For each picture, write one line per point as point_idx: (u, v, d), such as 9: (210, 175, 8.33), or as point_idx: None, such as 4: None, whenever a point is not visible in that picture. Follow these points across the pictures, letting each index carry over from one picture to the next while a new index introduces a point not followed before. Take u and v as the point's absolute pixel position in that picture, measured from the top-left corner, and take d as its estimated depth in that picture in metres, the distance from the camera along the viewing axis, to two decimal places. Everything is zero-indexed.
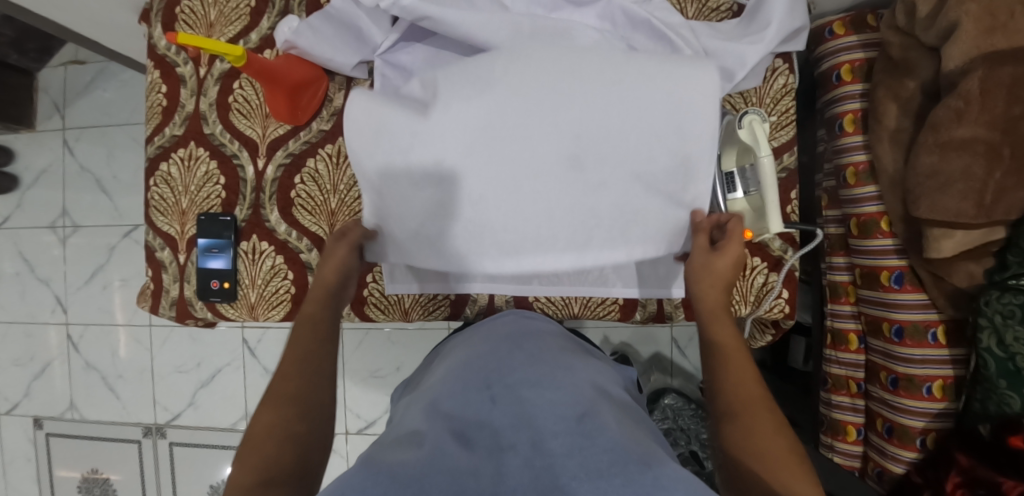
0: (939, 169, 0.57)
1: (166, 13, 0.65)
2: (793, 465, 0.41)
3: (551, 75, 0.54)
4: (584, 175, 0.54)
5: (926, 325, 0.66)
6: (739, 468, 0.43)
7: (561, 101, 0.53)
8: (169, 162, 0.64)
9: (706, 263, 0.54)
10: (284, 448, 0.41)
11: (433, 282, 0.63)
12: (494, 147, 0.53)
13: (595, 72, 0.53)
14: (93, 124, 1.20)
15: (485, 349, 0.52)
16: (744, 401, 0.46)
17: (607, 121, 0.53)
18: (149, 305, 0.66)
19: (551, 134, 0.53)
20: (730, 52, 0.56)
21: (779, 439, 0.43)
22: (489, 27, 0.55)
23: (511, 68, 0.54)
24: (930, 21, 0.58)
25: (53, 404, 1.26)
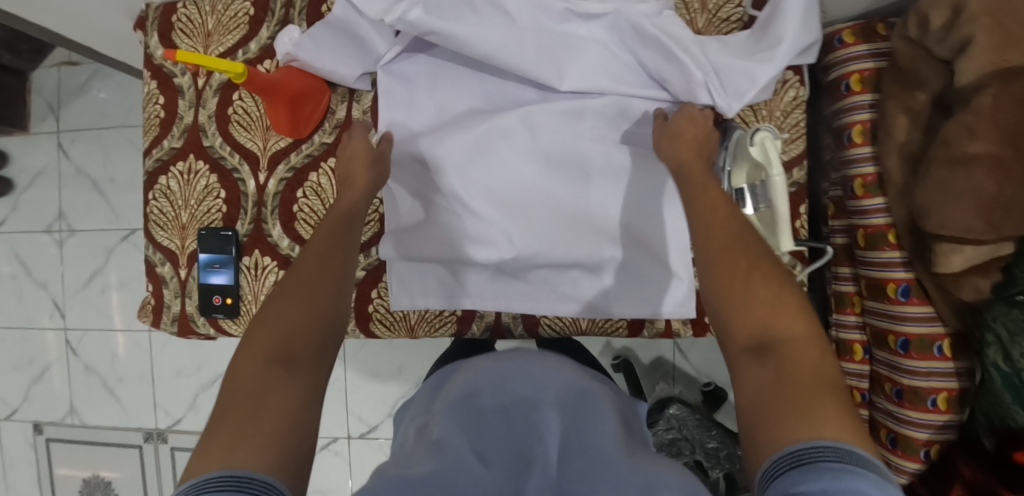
0: (949, 182, 0.56)
1: (162, 22, 0.64)
2: (776, 298, 0.39)
3: (551, 120, 0.58)
4: (588, 204, 0.58)
5: (932, 338, 0.66)
6: (723, 311, 0.41)
7: (557, 141, 0.58)
8: (168, 176, 0.63)
9: (671, 134, 0.54)
10: (310, 333, 0.41)
11: (442, 300, 0.60)
12: (506, 183, 0.57)
13: (591, 119, 0.59)
14: (89, 126, 1.18)
15: (493, 362, 0.54)
16: (724, 252, 0.43)
17: (603, 165, 0.58)
18: (150, 320, 0.66)
19: (554, 170, 0.58)
20: (740, 69, 0.55)
21: (762, 281, 0.40)
22: (495, 41, 0.54)
23: (517, 113, 0.58)
24: (943, 33, 0.57)
25: (53, 409, 1.25)
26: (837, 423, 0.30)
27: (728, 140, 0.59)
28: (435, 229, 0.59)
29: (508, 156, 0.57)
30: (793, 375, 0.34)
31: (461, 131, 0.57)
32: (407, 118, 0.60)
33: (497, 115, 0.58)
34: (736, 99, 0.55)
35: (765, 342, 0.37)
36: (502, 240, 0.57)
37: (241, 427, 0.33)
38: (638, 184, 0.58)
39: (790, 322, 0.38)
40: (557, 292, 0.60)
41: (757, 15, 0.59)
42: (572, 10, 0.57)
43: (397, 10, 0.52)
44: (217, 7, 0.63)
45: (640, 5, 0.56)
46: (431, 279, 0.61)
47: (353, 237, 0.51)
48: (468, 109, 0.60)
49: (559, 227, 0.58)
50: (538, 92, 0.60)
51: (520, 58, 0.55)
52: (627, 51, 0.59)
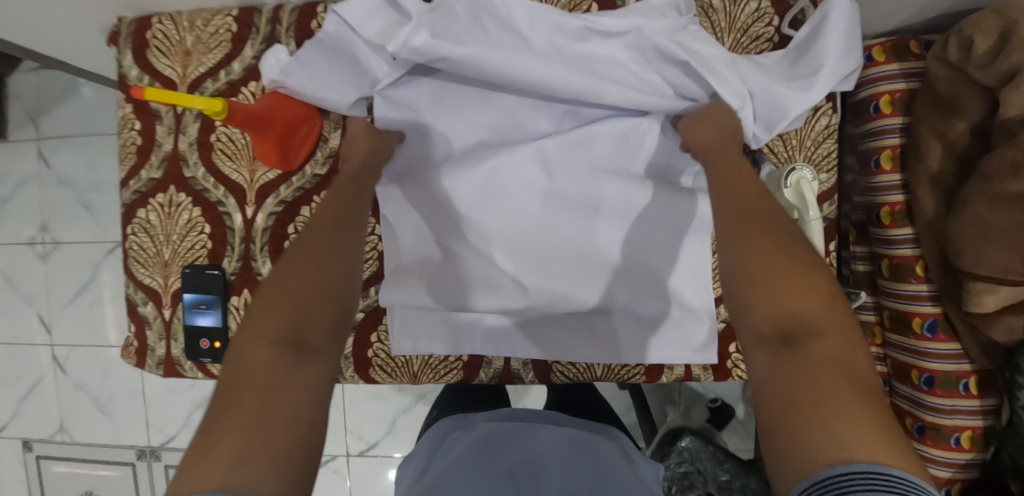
0: (987, 221, 0.53)
1: (136, 38, 0.58)
2: (805, 281, 0.34)
3: (562, 152, 0.54)
4: (598, 244, 0.54)
5: (958, 375, 0.64)
6: (742, 291, 0.36)
7: (568, 175, 0.54)
8: (147, 209, 0.58)
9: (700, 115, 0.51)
10: (319, 314, 0.37)
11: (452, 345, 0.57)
12: (518, 226, 0.54)
13: (606, 151, 0.55)
14: (70, 134, 1.11)
15: (502, 431, 0.57)
16: (748, 226, 0.38)
17: (619, 202, 0.54)
18: (134, 362, 0.61)
19: (568, 207, 0.54)
20: (776, 97, 0.51)
21: (789, 259, 0.36)
22: (510, 64, 0.49)
23: (526, 148, 0.54)
24: (989, 60, 0.53)
25: (41, 426, 1.20)
26: (870, 437, 0.27)
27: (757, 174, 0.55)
28: (445, 270, 0.55)
29: (519, 195, 0.54)
30: (821, 371, 0.30)
31: (477, 165, 0.53)
32: (413, 147, 0.56)
33: (516, 149, 0.53)
34: (765, 128, 0.53)
35: (787, 330, 0.33)
36: (509, 285, 0.54)
37: (250, 428, 0.30)
38: (658, 223, 0.55)
39: (820, 308, 0.33)
40: (570, 338, 0.57)
41: (790, 34, 0.54)
42: (591, 28, 0.52)
43: (401, 36, 0.47)
44: (196, 23, 0.57)
45: (663, 21, 0.51)
46: (437, 323, 0.57)
47: (361, 208, 0.47)
48: (476, 140, 0.56)
49: (570, 270, 0.54)
50: (551, 117, 0.56)
51: (540, 81, 0.50)
52: (652, 71, 0.54)
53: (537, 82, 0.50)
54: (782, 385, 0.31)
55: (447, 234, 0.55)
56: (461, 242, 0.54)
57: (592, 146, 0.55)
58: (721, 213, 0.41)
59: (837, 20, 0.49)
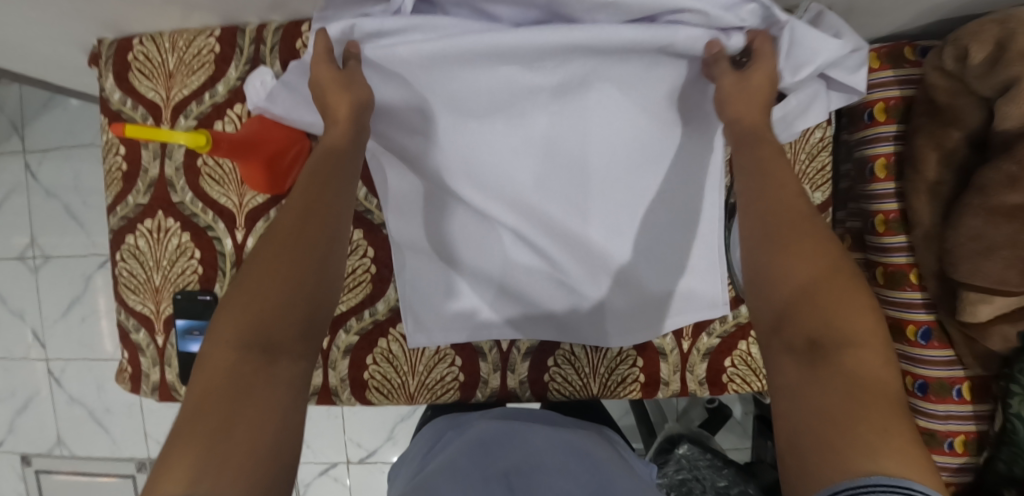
0: (984, 233, 0.53)
1: (117, 61, 0.57)
2: (844, 293, 0.33)
3: (578, 115, 0.49)
4: (603, 209, 0.52)
5: (951, 381, 0.64)
6: (772, 295, 0.35)
7: (584, 138, 0.50)
8: (136, 235, 0.57)
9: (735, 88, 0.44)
10: (292, 308, 0.34)
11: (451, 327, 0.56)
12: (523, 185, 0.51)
13: (620, 120, 0.49)
14: (57, 146, 1.09)
15: (498, 428, 0.52)
16: (792, 226, 0.36)
17: (622, 172, 0.51)
18: (128, 388, 0.61)
19: (551, 194, 0.51)
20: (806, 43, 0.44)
21: (833, 269, 0.34)
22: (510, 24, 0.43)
23: (498, 132, 0.50)
24: (986, 69, 0.52)
25: (39, 441, 1.20)
26: (912, 459, 0.25)
27: None
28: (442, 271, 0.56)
29: (533, 155, 0.50)
30: (863, 391, 0.29)
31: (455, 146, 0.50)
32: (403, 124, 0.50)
33: (496, 128, 0.50)
34: (792, 69, 0.46)
35: (821, 341, 0.31)
36: (515, 243, 0.53)
37: (213, 443, 0.28)
38: (666, 206, 0.52)
39: (857, 322, 0.32)
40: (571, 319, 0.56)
41: None
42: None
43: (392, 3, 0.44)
44: (178, 44, 0.56)
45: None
46: (437, 294, 0.56)
47: (339, 184, 0.41)
48: (451, 123, 0.50)
49: (572, 239, 0.52)
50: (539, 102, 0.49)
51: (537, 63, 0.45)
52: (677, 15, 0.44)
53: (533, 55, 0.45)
54: (819, 393, 0.29)
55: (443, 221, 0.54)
56: (456, 234, 0.54)
57: (587, 143, 0.50)
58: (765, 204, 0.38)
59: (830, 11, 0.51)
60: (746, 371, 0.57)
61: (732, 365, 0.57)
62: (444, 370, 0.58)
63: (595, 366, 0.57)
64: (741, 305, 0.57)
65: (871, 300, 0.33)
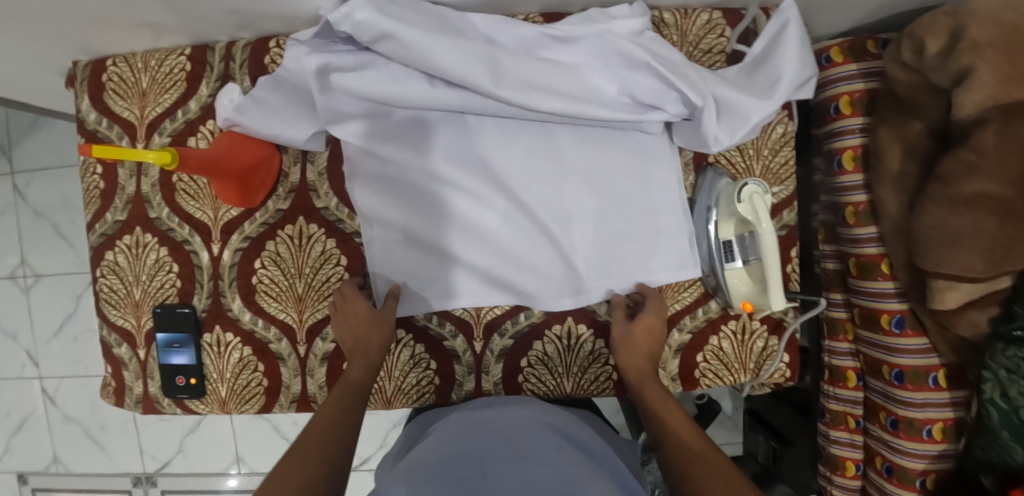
0: (949, 223, 0.53)
1: (92, 82, 0.58)
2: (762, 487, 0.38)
3: (553, 133, 0.56)
4: (569, 209, 0.56)
5: (927, 369, 0.65)
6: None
7: (559, 147, 0.56)
8: (115, 251, 0.59)
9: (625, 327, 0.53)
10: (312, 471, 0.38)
11: (420, 303, 0.56)
12: (513, 173, 0.56)
13: (575, 138, 0.56)
14: (42, 167, 1.11)
15: (478, 418, 0.52)
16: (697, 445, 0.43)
17: (586, 165, 0.56)
18: (112, 401, 0.62)
19: (528, 191, 0.56)
20: (737, 108, 0.50)
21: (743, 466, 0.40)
22: (461, 62, 0.48)
23: (467, 138, 0.56)
24: (941, 60, 0.53)
25: (36, 459, 1.21)
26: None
27: (711, 187, 0.55)
28: (428, 268, 0.57)
29: (528, 149, 0.56)
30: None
31: (426, 153, 0.56)
32: (382, 122, 0.55)
33: (485, 123, 0.56)
34: (728, 131, 0.52)
35: None
36: (497, 224, 0.57)
37: None
38: (637, 206, 0.56)
39: None
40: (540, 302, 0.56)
41: (743, 48, 0.55)
42: (547, 34, 0.52)
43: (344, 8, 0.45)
44: (150, 64, 0.57)
45: (624, 24, 0.51)
46: (416, 274, 0.57)
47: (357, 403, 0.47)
48: (448, 123, 0.56)
49: (543, 224, 0.56)
50: (494, 120, 0.56)
51: (491, 91, 0.49)
52: (612, 79, 0.52)
53: (486, 100, 0.52)
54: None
55: (425, 217, 0.56)
56: (436, 230, 0.56)
57: (545, 155, 0.56)
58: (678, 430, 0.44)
59: (794, 30, 0.49)
60: (718, 366, 0.57)
61: (704, 361, 0.57)
62: (420, 375, 0.58)
63: (568, 366, 0.57)
64: (711, 300, 0.57)
65: None
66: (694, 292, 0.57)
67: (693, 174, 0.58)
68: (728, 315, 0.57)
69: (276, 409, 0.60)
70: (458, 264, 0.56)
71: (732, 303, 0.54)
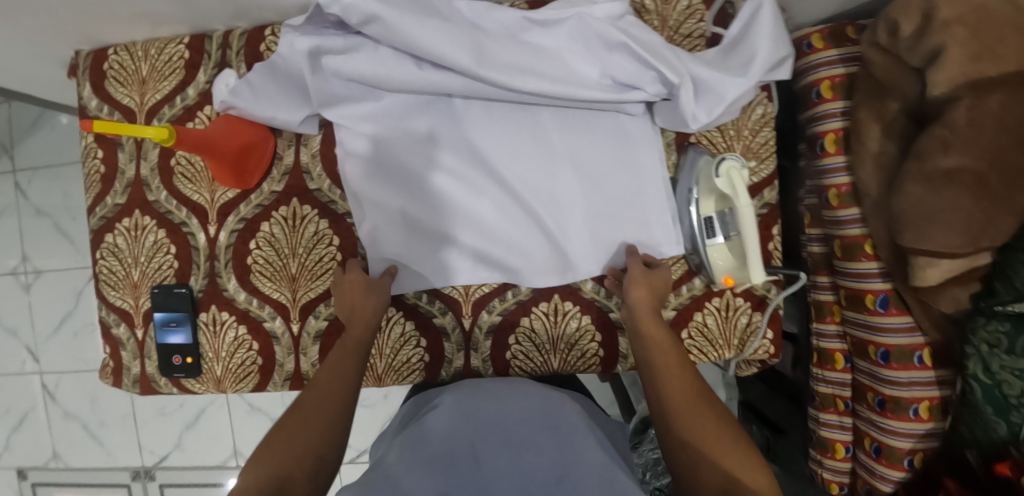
0: (927, 200, 0.54)
1: (94, 71, 0.60)
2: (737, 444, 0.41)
3: (540, 117, 0.58)
4: (557, 191, 0.58)
5: (912, 348, 0.65)
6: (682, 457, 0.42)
7: (547, 130, 0.58)
8: (115, 234, 0.60)
9: (645, 273, 0.54)
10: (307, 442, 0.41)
11: (411, 282, 0.58)
12: (502, 157, 0.58)
13: (560, 122, 0.58)
14: (44, 164, 1.13)
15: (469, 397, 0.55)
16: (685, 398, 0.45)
17: (572, 147, 0.58)
18: (110, 382, 0.63)
19: (518, 173, 0.58)
20: (713, 85, 0.53)
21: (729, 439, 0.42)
22: (445, 45, 0.50)
23: (454, 123, 0.58)
24: (914, 41, 0.55)
25: (36, 454, 1.19)
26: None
27: (693, 166, 0.57)
28: (422, 249, 0.58)
29: (514, 132, 0.58)
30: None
31: (414, 136, 0.57)
32: (372, 105, 0.57)
33: (473, 107, 0.58)
34: (705, 109, 0.54)
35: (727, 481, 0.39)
36: (487, 206, 0.58)
37: None
38: (621, 185, 0.58)
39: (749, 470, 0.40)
40: (528, 279, 0.58)
41: (720, 31, 0.57)
42: (529, 18, 0.54)
43: None
44: (150, 52, 0.60)
45: (603, 8, 0.53)
46: (409, 255, 0.58)
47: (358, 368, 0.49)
48: (441, 109, 0.58)
49: (530, 204, 0.58)
50: (480, 104, 0.58)
51: (476, 72, 0.51)
52: (593, 63, 0.55)
53: (472, 82, 0.54)
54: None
55: (414, 199, 0.58)
56: (427, 212, 0.58)
57: (531, 139, 0.58)
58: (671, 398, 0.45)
59: (768, 13, 0.51)
60: (703, 342, 0.59)
61: (689, 337, 0.59)
62: (410, 352, 0.59)
63: (555, 342, 0.58)
64: (695, 278, 0.59)
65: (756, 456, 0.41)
66: (678, 269, 0.59)
67: (675, 154, 0.59)
68: (711, 292, 0.58)
69: (269, 387, 0.61)
70: (452, 245, 0.58)
71: (715, 279, 0.56)
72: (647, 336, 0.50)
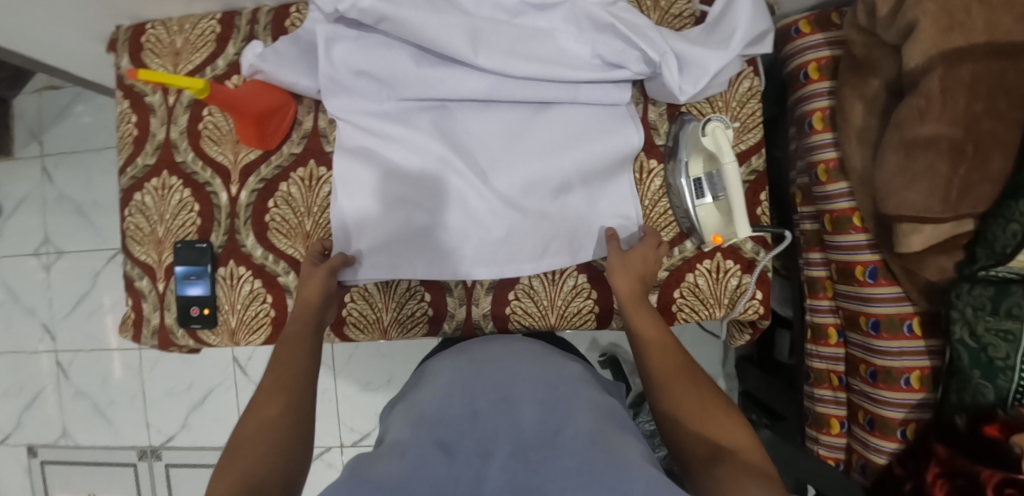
0: (907, 166, 0.57)
1: (133, 43, 0.66)
2: (715, 409, 0.45)
3: (527, 120, 0.62)
4: (547, 183, 0.61)
5: (901, 317, 0.67)
6: (672, 418, 0.45)
7: (535, 128, 0.62)
8: (143, 192, 0.65)
9: (623, 259, 0.57)
10: (285, 400, 0.44)
11: (409, 270, 0.61)
12: (496, 152, 0.62)
13: (545, 122, 0.62)
14: (71, 150, 1.19)
15: (464, 367, 0.56)
16: (672, 370, 0.48)
17: (558, 139, 0.61)
18: (131, 334, 0.67)
19: (513, 166, 0.61)
20: (696, 60, 0.57)
21: (702, 396, 0.46)
22: (443, 33, 0.55)
23: (449, 122, 0.62)
24: (891, 19, 0.58)
25: (46, 432, 1.21)
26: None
27: (684, 132, 0.60)
28: (422, 240, 0.61)
29: (506, 132, 0.62)
30: (749, 472, 0.37)
31: (406, 130, 0.60)
32: (369, 100, 0.61)
33: (467, 111, 0.62)
34: (691, 82, 0.57)
35: (713, 448, 0.41)
36: (484, 197, 0.60)
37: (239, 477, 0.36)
38: (603, 171, 0.61)
39: (731, 432, 0.42)
40: (521, 259, 0.61)
41: (707, 10, 0.62)
42: (527, 2, 0.59)
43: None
44: (184, 27, 0.65)
45: None
46: (407, 243, 0.61)
47: (309, 360, 0.50)
48: (440, 113, 0.62)
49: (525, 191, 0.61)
50: (473, 104, 0.62)
51: (472, 58, 0.57)
52: (583, 42, 0.59)
53: (472, 72, 0.60)
54: (722, 480, 0.37)
55: (403, 195, 0.61)
56: (427, 203, 0.61)
57: (520, 139, 0.62)
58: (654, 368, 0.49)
59: None
60: (694, 301, 0.62)
61: (680, 296, 0.62)
62: (415, 306, 0.63)
63: (552, 299, 0.62)
64: (686, 240, 0.62)
65: (739, 420, 0.44)
66: (670, 232, 0.62)
67: (667, 123, 0.63)
68: (702, 254, 0.61)
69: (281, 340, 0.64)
70: (455, 234, 0.61)
71: (705, 238, 0.59)
72: (632, 319, 0.54)
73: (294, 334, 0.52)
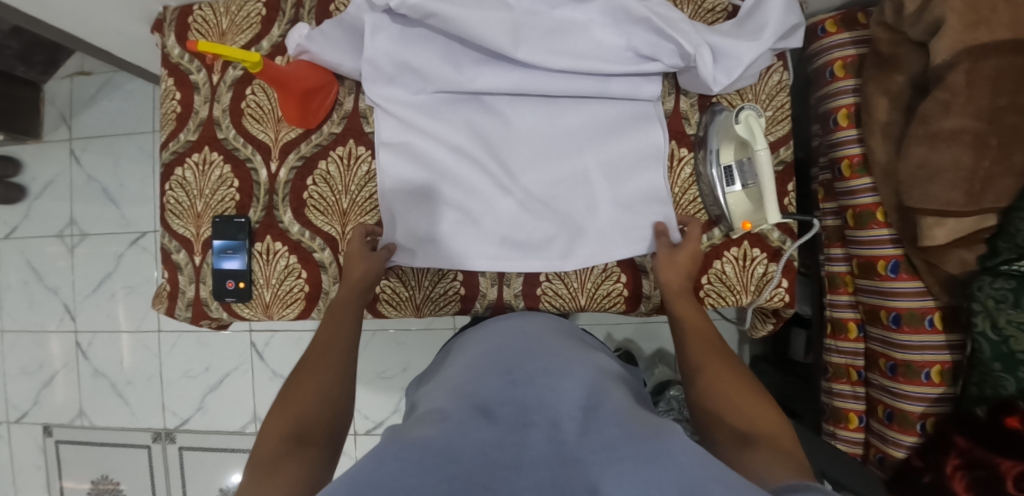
0: (929, 160, 0.59)
1: (179, 23, 0.68)
2: (749, 394, 0.46)
3: (557, 113, 0.64)
4: (570, 175, 0.63)
5: (922, 311, 0.68)
6: (708, 400, 0.47)
7: (564, 122, 0.63)
8: (184, 167, 0.66)
9: (671, 253, 0.59)
10: (329, 366, 0.48)
11: (433, 255, 0.61)
12: (524, 144, 0.63)
13: (575, 115, 0.64)
14: (99, 134, 1.21)
15: (500, 344, 0.55)
16: (709, 354, 0.51)
17: (585, 130, 0.63)
18: (165, 307, 0.68)
19: (539, 157, 0.63)
20: (730, 51, 0.58)
21: (732, 374, 0.49)
22: (484, 27, 0.57)
23: (480, 117, 0.64)
24: (917, 17, 0.60)
25: (62, 412, 1.22)
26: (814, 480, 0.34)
27: (715, 121, 0.62)
28: (449, 227, 0.62)
29: (535, 126, 0.63)
30: (779, 453, 0.39)
31: (440, 124, 0.62)
32: (404, 87, 0.63)
33: (499, 103, 0.64)
34: (725, 73, 0.59)
35: (745, 431, 0.42)
36: (507, 188, 0.62)
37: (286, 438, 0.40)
38: (627, 161, 0.63)
39: (761, 413, 0.44)
40: (542, 249, 0.62)
41: (739, 4, 0.63)
42: None
43: None
44: (231, 9, 0.67)
45: None
46: (435, 228, 0.62)
47: (354, 330, 0.54)
48: (474, 105, 0.64)
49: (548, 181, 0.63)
50: (506, 98, 0.64)
51: (512, 52, 0.59)
52: (619, 34, 0.61)
53: (507, 67, 0.62)
54: (755, 463, 0.38)
55: (429, 188, 0.62)
56: (456, 192, 0.62)
57: (548, 134, 0.63)
58: (689, 349, 0.52)
59: None
60: (721, 288, 0.63)
61: (708, 282, 0.63)
62: (448, 285, 0.65)
63: (582, 281, 0.63)
64: (714, 228, 0.63)
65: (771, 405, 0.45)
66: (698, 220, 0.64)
67: (698, 113, 0.65)
68: (730, 241, 0.62)
69: (313, 315, 0.66)
70: (480, 222, 0.62)
71: (734, 225, 0.60)
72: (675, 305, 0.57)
73: (341, 302, 0.55)
